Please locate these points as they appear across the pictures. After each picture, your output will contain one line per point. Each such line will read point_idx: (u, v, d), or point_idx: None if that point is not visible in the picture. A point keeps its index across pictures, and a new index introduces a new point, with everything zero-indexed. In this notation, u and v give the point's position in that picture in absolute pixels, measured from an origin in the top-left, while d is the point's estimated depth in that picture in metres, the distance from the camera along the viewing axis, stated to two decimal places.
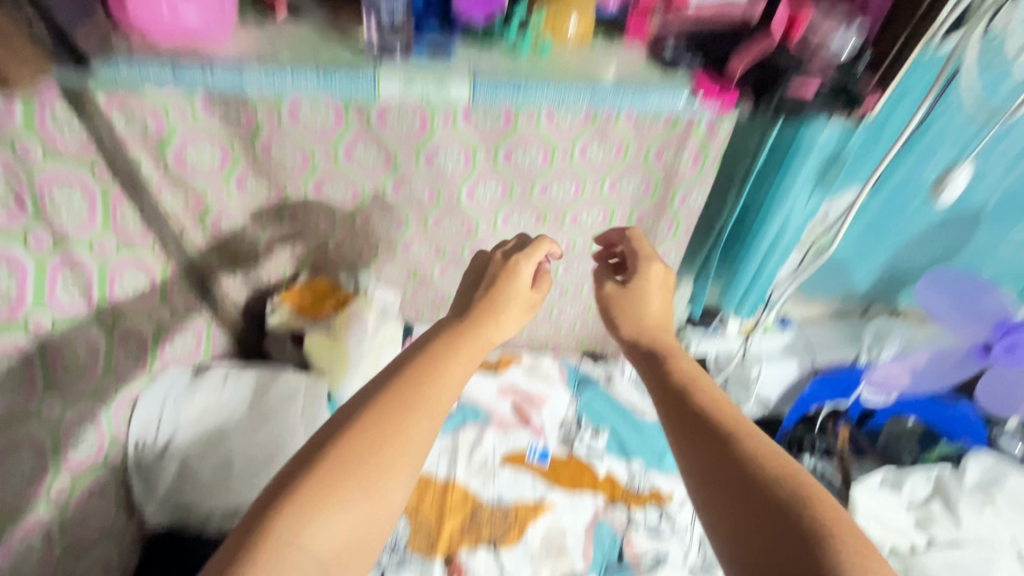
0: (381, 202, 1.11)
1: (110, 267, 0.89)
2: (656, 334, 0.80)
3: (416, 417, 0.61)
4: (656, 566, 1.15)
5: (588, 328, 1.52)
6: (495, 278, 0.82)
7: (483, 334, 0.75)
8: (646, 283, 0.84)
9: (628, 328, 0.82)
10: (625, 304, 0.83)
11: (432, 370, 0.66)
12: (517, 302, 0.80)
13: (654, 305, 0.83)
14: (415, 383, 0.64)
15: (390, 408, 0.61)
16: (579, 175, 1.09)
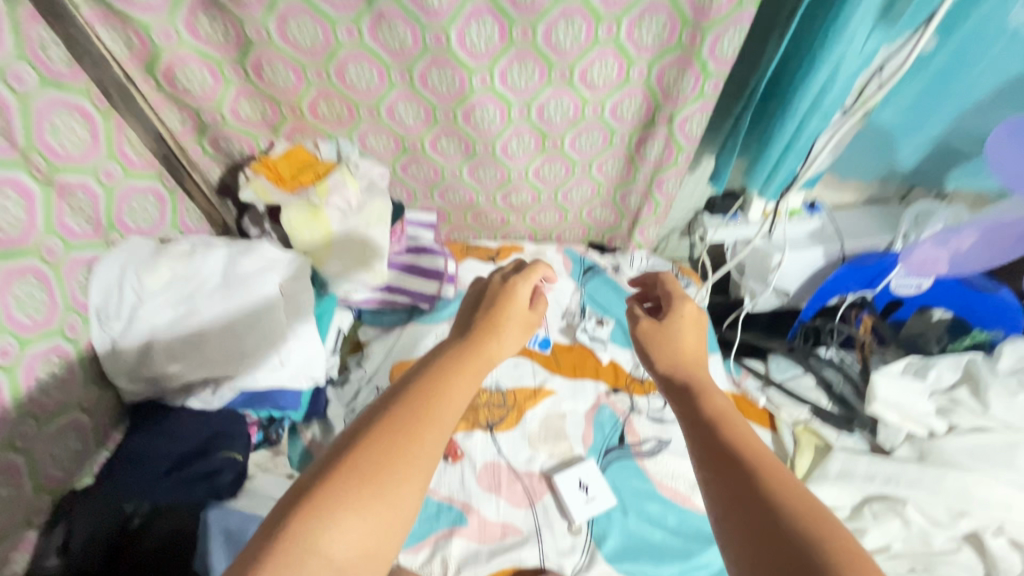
0: (357, 46, 0.94)
1: (35, 103, 0.71)
2: (688, 360, 0.71)
3: (426, 434, 0.54)
4: (659, 452, 1.10)
5: (596, 215, 1.39)
6: (501, 301, 0.75)
7: (487, 351, 0.68)
8: (681, 317, 0.75)
9: (664, 358, 0.72)
10: (659, 336, 0.74)
11: (440, 389, 0.59)
12: (519, 318, 0.74)
13: (689, 336, 0.74)
14: (424, 398, 0.58)
15: (399, 425, 0.54)
16: (591, 15, 0.91)
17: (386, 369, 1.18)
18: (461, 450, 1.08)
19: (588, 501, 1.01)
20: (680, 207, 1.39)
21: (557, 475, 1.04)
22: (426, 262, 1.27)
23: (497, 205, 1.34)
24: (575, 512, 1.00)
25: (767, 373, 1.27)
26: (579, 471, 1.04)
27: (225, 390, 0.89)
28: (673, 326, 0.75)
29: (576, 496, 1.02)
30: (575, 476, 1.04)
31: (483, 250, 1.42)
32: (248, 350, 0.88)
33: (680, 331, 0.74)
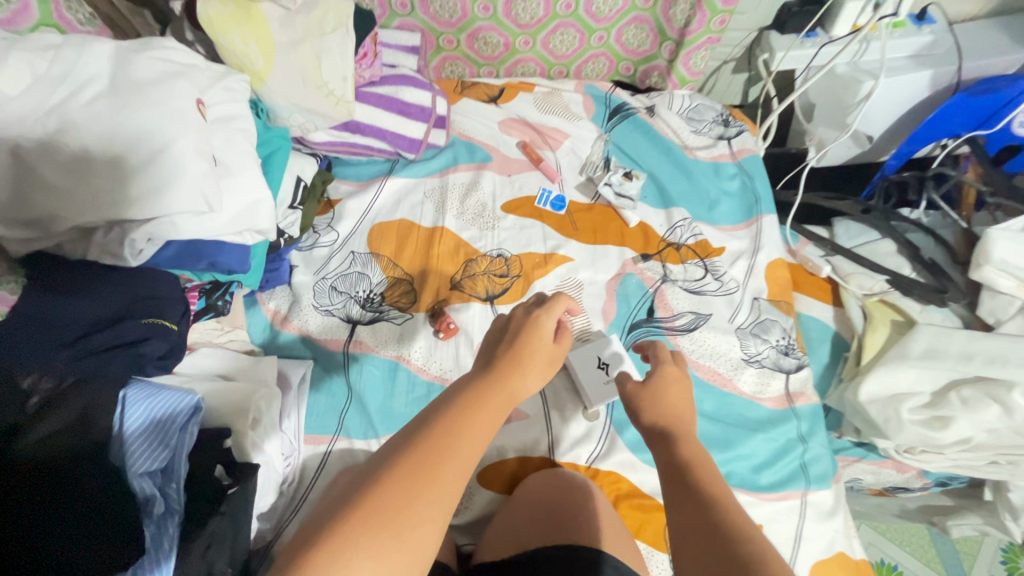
0: None
1: None
2: (669, 421, 0.59)
3: (443, 473, 0.45)
4: (696, 329, 0.90)
5: (627, 38, 1.07)
6: (527, 334, 0.60)
7: (508, 388, 0.55)
8: (666, 374, 0.62)
9: (649, 413, 0.60)
10: (645, 396, 0.61)
11: (461, 419, 0.50)
12: (542, 351, 0.59)
13: (676, 397, 0.61)
14: (439, 434, 0.48)
15: (412, 469, 0.45)
16: None
17: (363, 232, 0.96)
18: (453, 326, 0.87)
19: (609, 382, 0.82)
20: (739, 20, 1.03)
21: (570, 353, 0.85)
22: (407, 95, 0.99)
23: (500, 22, 1.03)
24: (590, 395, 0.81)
25: (832, 240, 1.03)
26: (598, 347, 0.85)
27: (139, 240, 0.66)
28: (659, 388, 0.61)
29: (592, 375, 0.82)
30: (592, 354, 0.84)
31: (483, 88, 1.12)
32: (163, 183, 0.64)
33: (668, 396, 0.61)
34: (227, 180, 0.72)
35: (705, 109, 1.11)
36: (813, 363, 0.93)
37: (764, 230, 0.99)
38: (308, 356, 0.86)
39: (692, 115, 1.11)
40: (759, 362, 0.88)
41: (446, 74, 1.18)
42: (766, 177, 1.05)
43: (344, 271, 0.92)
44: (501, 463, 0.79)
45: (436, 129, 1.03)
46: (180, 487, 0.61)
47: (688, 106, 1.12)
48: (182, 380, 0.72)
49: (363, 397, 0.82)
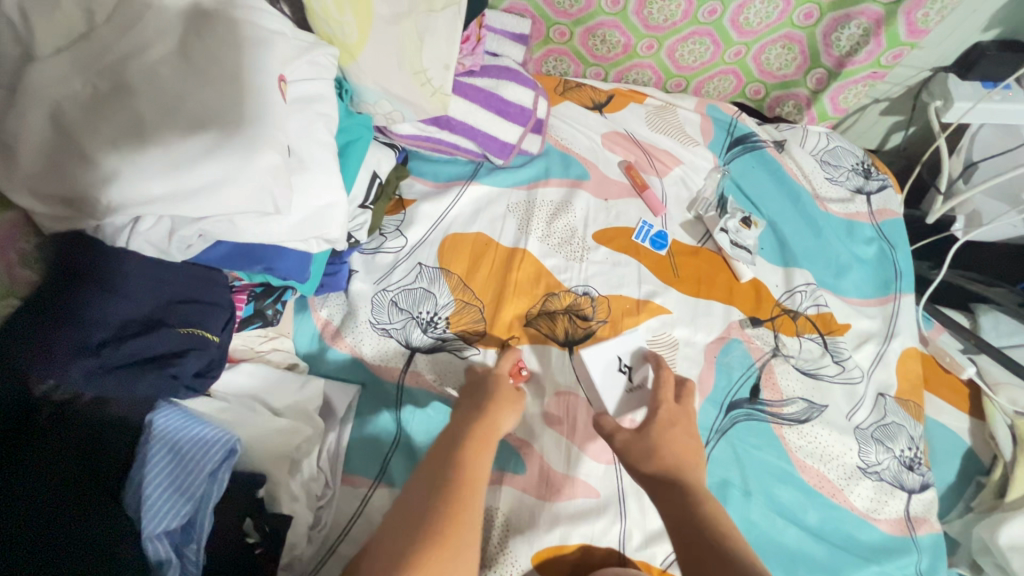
0: None
1: None
2: (674, 469, 0.56)
3: (472, 489, 0.51)
4: (808, 421, 0.76)
5: (769, 59, 0.91)
6: (487, 386, 0.65)
7: (492, 423, 0.59)
8: (672, 436, 0.59)
9: (650, 462, 0.56)
10: (643, 445, 0.57)
11: (457, 471, 0.52)
12: (505, 392, 0.64)
13: (683, 445, 0.58)
14: (445, 494, 0.50)
15: (445, 494, 0.50)
16: None
17: (433, 242, 0.84)
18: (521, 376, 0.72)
19: (629, 390, 0.69)
20: (916, 55, 0.86)
21: (587, 351, 0.71)
22: (508, 92, 0.85)
23: (626, 20, 0.88)
24: (612, 404, 0.68)
25: (976, 333, 0.87)
26: (617, 347, 0.73)
27: (189, 236, 0.56)
28: (660, 441, 0.58)
29: (612, 378, 0.70)
30: (613, 354, 0.72)
31: (588, 91, 0.98)
32: (226, 176, 0.52)
33: (671, 447, 0.57)
34: (301, 176, 0.61)
35: (844, 154, 0.95)
36: (937, 480, 0.77)
37: (901, 311, 0.84)
38: (355, 380, 0.75)
39: (827, 158, 0.95)
40: (878, 474, 0.74)
41: (547, 70, 1.04)
42: (908, 246, 0.89)
43: (408, 286, 0.80)
44: (560, 548, 0.66)
45: (531, 134, 0.89)
46: (199, 547, 0.51)
47: (823, 147, 0.95)
48: (219, 405, 0.62)
49: (413, 437, 0.71)
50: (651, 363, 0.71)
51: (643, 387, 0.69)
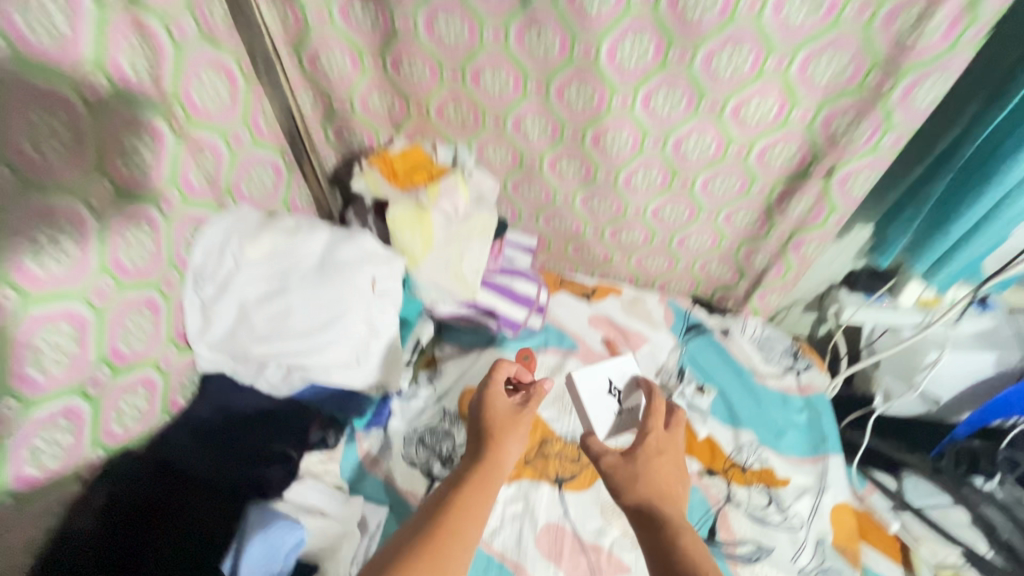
0: (499, 53, 0.90)
1: (188, 60, 0.73)
2: (650, 497, 0.70)
3: (471, 508, 0.68)
4: (758, 560, 0.92)
5: (710, 270, 1.23)
6: (495, 418, 0.79)
7: (494, 458, 0.75)
8: (651, 462, 0.74)
9: (633, 492, 0.72)
10: (628, 471, 0.73)
11: (463, 497, 0.69)
12: (505, 421, 0.79)
13: (663, 475, 0.73)
14: (445, 526, 0.65)
15: (451, 510, 0.67)
16: (762, 43, 0.82)
17: (455, 393, 1.08)
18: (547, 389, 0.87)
19: (617, 411, 0.90)
20: (810, 276, 1.20)
21: (582, 379, 0.92)
22: (520, 286, 1.18)
23: (604, 241, 1.22)
24: (600, 425, 0.88)
25: (901, 494, 1.05)
26: (610, 372, 0.94)
27: (295, 378, 0.85)
28: (646, 468, 0.74)
29: (604, 403, 0.91)
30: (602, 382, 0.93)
31: (579, 285, 1.31)
32: (329, 342, 0.83)
33: (654, 474, 0.73)
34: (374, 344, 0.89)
35: (775, 342, 1.22)
36: None
37: (829, 469, 1.03)
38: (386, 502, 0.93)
39: (763, 345, 1.22)
40: None
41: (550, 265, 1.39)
42: (834, 416, 1.12)
43: (434, 426, 1.03)
44: None
45: (534, 314, 1.19)
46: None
47: (760, 336, 1.23)
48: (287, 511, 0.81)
49: None
50: (640, 388, 0.90)
51: (629, 410, 0.89)
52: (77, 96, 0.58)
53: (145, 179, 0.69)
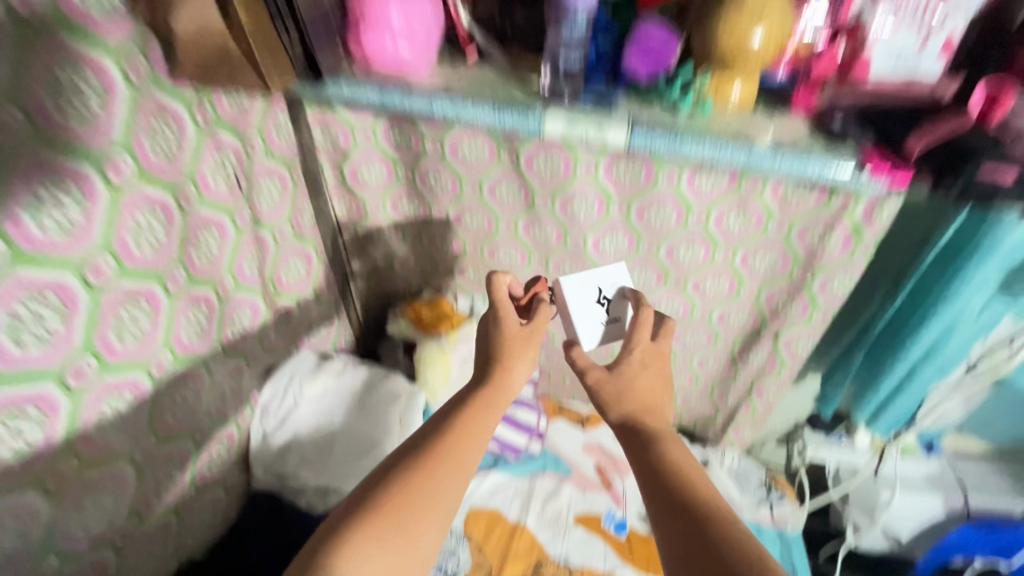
0: (511, 237, 1.17)
1: (283, 252, 0.99)
2: (636, 410, 0.72)
3: (467, 448, 0.65)
4: None
5: (690, 404, 1.40)
6: (501, 338, 0.77)
7: (502, 387, 0.73)
8: (632, 362, 0.76)
9: (617, 407, 0.72)
10: (614, 387, 0.73)
11: (457, 427, 0.66)
12: (516, 338, 0.78)
13: (637, 394, 0.73)
14: (440, 451, 0.63)
15: (439, 445, 0.64)
16: (710, 242, 1.07)
17: (462, 513, 1.22)
18: (547, 286, 0.92)
19: (604, 324, 0.87)
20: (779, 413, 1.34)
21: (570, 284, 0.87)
22: (522, 414, 1.36)
23: None
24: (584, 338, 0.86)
25: None
26: (603, 277, 0.89)
27: (332, 498, 1.00)
28: (632, 381, 0.73)
29: (592, 310, 0.87)
30: (593, 286, 0.88)
31: (574, 412, 1.47)
32: (362, 456, 1.01)
33: (640, 390, 0.73)
34: None
35: (751, 473, 1.36)
36: None
37: None
38: None
39: (739, 476, 1.35)
40: None
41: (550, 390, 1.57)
42: (804, 549, 1.23)
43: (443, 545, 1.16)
44: None
45: (534, 439, 1.35)
46: None
47: (737, 467, 1.37)
48: None
49: None
50: (629, 300, 0.87)
51: (615, 321, 0.87)
52: (213, 292, 0.82)
53: (243, 340, 0.93)
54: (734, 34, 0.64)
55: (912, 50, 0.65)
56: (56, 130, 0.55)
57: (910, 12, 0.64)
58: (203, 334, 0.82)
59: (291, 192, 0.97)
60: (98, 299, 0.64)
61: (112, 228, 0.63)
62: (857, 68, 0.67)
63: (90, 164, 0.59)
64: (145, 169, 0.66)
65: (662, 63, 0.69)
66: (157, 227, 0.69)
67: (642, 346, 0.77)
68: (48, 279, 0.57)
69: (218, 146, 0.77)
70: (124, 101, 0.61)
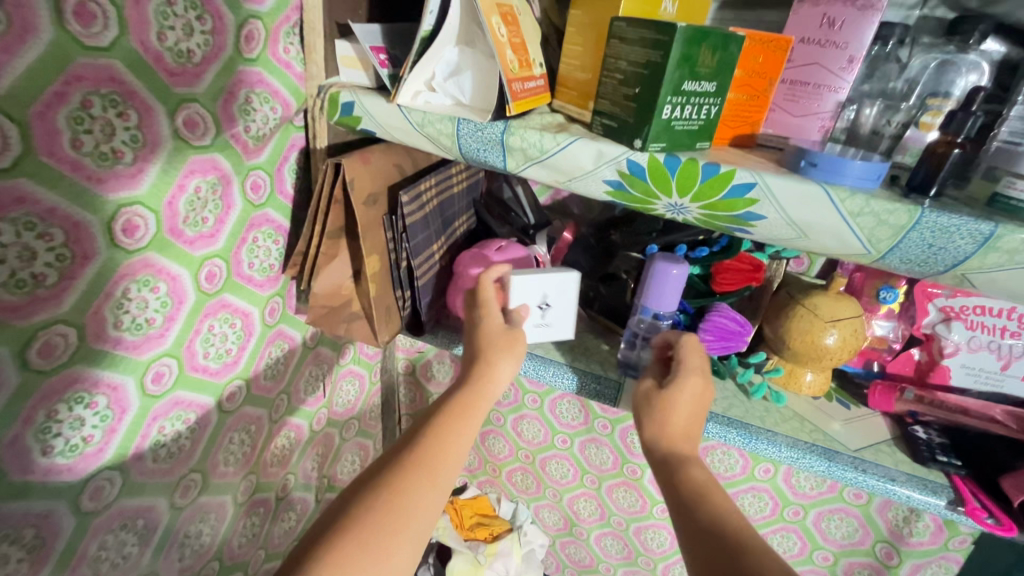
0: (567, 452, 1.14)
1: (344, 447, 1.01)
2: (672, 444, 0.54)
3: (438, 457, 0.51)
4: None
5: None
6: (483, 321, 0.63)
7: (481, 383, 0.58)
8: (686, 379, 0.57)
9: (651, 430, 0.56)
10: (644, 405, 0.58)
11: (421, 440, 0.52)
12: (497, 340, 0.62)
13: (687, 413, 0.56)
14: (413, 456, 0.50)
15: (406, 453, 0.51)
16: (779, 498, 0.98)
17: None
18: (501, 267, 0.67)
19: (536, 328, 0.71)
20: None
21: (516, 277, 0.66)
22: None
23: None
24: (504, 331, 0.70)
25: None
26: (548, 285, 0.69)
27: None
28: (666, 398, 0.57)
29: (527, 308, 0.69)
30: (540, 289, 0.69)
31: None
32: None
33: (665, 404, 0.56)
34: None
35: None
36: None
37: None
38: None
39: None
40: None
41: None
42: None
43: None
44: None
45: None
46: None
47: None
48: None
49: None
50: (568, 308, 0.71)
51: (547, 326, 0.71)
52: (275, 494, 0.83)
53: (283, 541, 0.90)
54: (808, 338, 0.67)
55: (992, 368, 0.67)
56: (196, 371, 0.60)
57: (985, 337, 0.67)
58: (253, 538, 0.81)
59: (365, 390, 1.02)
60: (175, 518, 0.63)
61: (210, 448, 0.65)
62: (935, 375, 0.70)
63: (210, 395, 0.63)
64: (252, 391, 0.70)
65: (734, 347, 0.72)
66: (244, 446, 0.71)
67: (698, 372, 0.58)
68: (141, 507, 0.57)
69: (316, 361, 0.83)
70: (254, 340, 0.68)
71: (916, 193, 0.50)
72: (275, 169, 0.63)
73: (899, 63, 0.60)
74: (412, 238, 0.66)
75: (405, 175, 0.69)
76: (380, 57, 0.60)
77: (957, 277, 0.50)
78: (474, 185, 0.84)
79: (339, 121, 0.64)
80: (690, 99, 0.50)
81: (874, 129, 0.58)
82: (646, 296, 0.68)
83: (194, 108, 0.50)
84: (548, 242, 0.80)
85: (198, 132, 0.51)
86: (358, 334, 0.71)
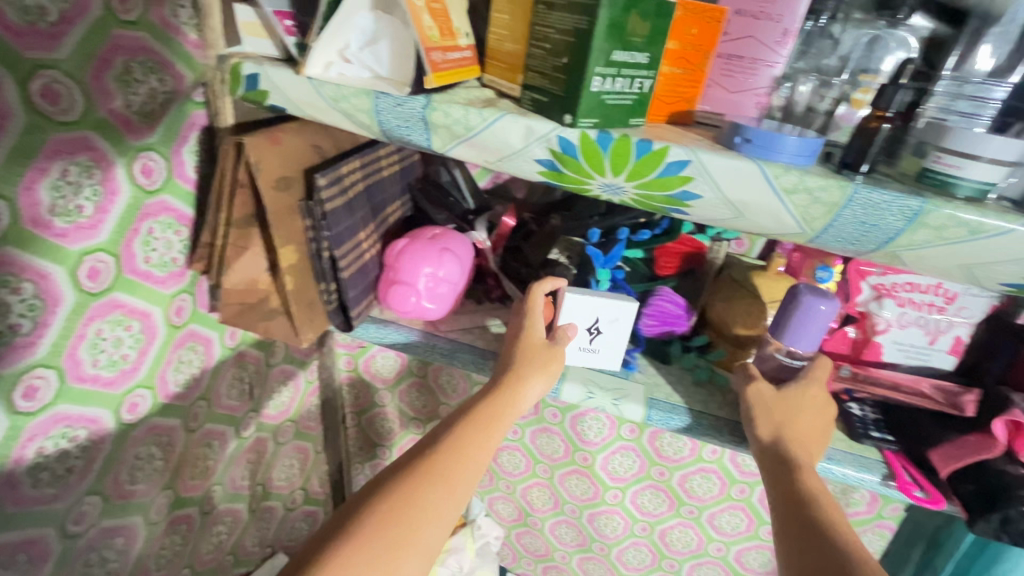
0: (519, 443, 1.11)
1: (281, 451, 0.95)
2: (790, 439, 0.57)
3: (464, 461, 0.47)
4: None
5: None
6: (527, 331, 0.62)
7: (513, 393, 0.56)
8: (808, 387, 0.61)
9: (767, 426, 0.59)
10: (775, 406, 0.60)
11: (448, 444, 0.48)
12: (536, 353, 0.60)
13: (808, 421, 0.59)
14: (434, 460, 0.47)
15: (428, 457, 0.47)
16: (726, 477, 0.99)
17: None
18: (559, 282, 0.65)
19: (581, 351, 0.67)
20: None
21: (571, 294, 0.64)
22: None
23: None
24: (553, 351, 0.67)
25: None
26: (603, 308, 0.64)
27: None
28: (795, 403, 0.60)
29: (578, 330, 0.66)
30: (592, 312, 0.64)
31: None
32: None
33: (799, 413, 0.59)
34: None
35: None
36: None
37: None
38: None
39: None
40: None
41: None
42: None
43: None
44: None
45: None
46: None
47: None
48: None
49: None
50: (620, 337, 0.66)
51: (594, 353, 0.67)
52: (199, 508, 0.77)
53: (213, 556, 0.84)
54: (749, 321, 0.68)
55: (920, 344, 0.69)
56: (84, 382, 0.53)
57: (914, 315, 0.68)
58: (175, 558, 0.74)
59: (303, 389, 0.96)
60: (71, 546, 0.57)
61: (110, 466, 0.59)
62: (868, 351, 0.70)
63: (105, 407, 0.56)
64: (161, 399, 0.63)
65: (677, 330, 0.72)
66: (155, 461, 0.65)
67: (823, 385, 0.61)
68: (20, 538, 0.51)
69: (240, 362, 0.77)
70: (158, 344, 0.61)
71: (848, 169, 0.48)
72: (172, 150, 0.56)
73: (833, 39, 0.58)
74: (333, 225, 0.61)
75: (326, 157, 0.64)
76: (285, 23, 0.54)
77: (888, 255, 0.50)
78: (408, 168, 0.79)
79: (244, 96, 0.57)
80: (621, 71, 0.47)
81: (808, 106, 0.58)
82: (792, 341, 0.61)
83: (53, 76, 0.43)
84: (489, 227, 0.76)
85: (60, 106, 0.44)
86: (277, 332, 0.64)
